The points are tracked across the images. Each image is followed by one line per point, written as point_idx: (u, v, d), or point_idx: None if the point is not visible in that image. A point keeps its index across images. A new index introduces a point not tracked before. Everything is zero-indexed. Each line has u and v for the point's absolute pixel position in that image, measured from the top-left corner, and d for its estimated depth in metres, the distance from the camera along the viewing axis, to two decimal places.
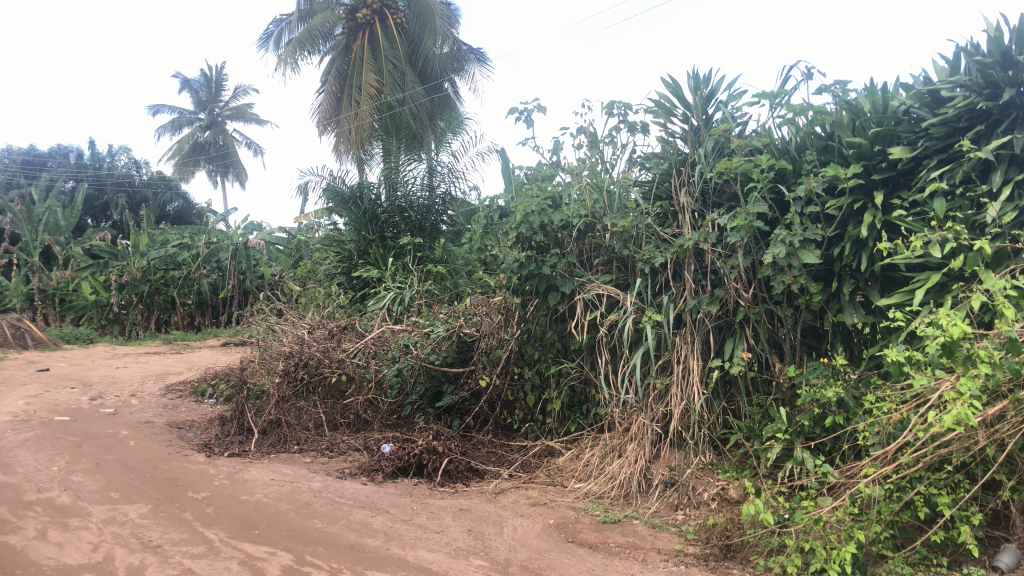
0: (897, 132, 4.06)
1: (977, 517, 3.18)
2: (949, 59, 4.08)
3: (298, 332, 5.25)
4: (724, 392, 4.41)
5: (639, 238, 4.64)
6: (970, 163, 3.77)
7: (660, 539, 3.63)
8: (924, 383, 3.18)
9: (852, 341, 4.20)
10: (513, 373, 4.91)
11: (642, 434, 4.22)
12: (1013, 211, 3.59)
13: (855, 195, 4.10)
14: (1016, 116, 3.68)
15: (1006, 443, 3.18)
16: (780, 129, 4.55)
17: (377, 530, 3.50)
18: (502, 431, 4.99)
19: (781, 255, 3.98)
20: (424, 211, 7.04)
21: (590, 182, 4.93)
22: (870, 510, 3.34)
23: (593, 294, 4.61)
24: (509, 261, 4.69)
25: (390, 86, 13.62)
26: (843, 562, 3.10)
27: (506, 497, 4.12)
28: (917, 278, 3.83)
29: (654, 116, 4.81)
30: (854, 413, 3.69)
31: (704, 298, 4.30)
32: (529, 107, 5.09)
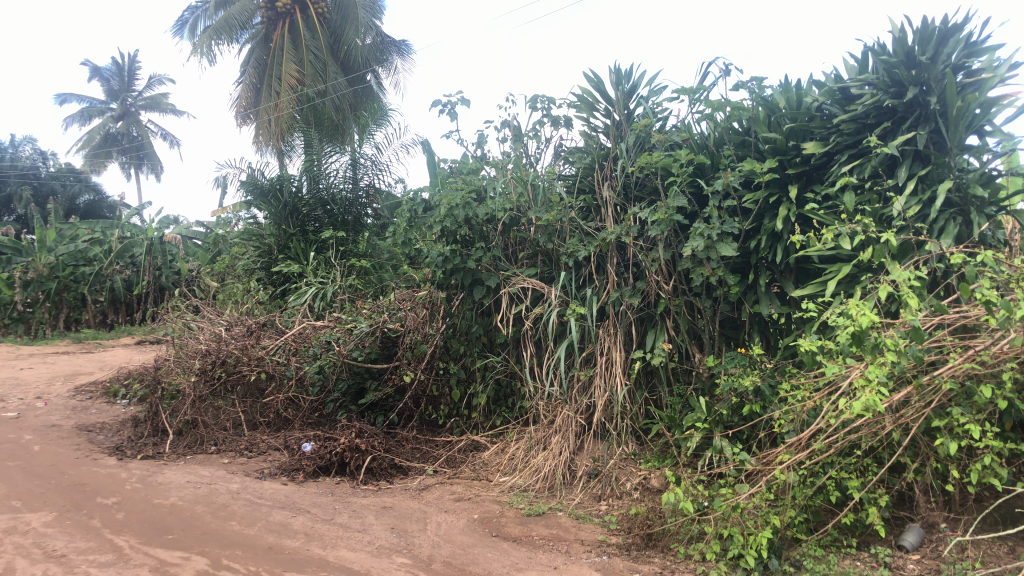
0: (810, 128, 4.16)
1: (884, 499, 3.31)
2: (859, 58, 4.22)
3: (216, 329, 5.09)
4: (646, 383, 4.49)
5: (563, 232, 4.69)
6: (877, 159, 3.91)
7: (583, 530, 3.67)
8: (836, 371, 3.31)
9: (768, 331, 4.31)
10: (438, 368, 4.90)
11: (566, 426, 4.25)
12: (917, 205, 3.74)
13: (770, 189, 4.22)
14: (919, 113, 3.84)
15: (911, 428, 3.33)
16: (699, 125, 4.63)
17: (297, 531, 3.44)
18: (427, 427, 4.96)
19: (699, 248, 4.07)
20: (348, 205, 6.96)
21: (514, 176, 4.85)
22: (786, 495, 3.43)
23: (518, 287, 4.61)
24: (433, 255, 4.54)
25: (312, 77, 13.39)
26: (759, 547, 3.19)
27: (431, 494, 4.10)
28: (829, 270, 3.95)
29: (576, 110, 4.84)
30: (771, 402, 3.78)
31: (626, 290, 4.37)
32: (452, 100, 5.04)
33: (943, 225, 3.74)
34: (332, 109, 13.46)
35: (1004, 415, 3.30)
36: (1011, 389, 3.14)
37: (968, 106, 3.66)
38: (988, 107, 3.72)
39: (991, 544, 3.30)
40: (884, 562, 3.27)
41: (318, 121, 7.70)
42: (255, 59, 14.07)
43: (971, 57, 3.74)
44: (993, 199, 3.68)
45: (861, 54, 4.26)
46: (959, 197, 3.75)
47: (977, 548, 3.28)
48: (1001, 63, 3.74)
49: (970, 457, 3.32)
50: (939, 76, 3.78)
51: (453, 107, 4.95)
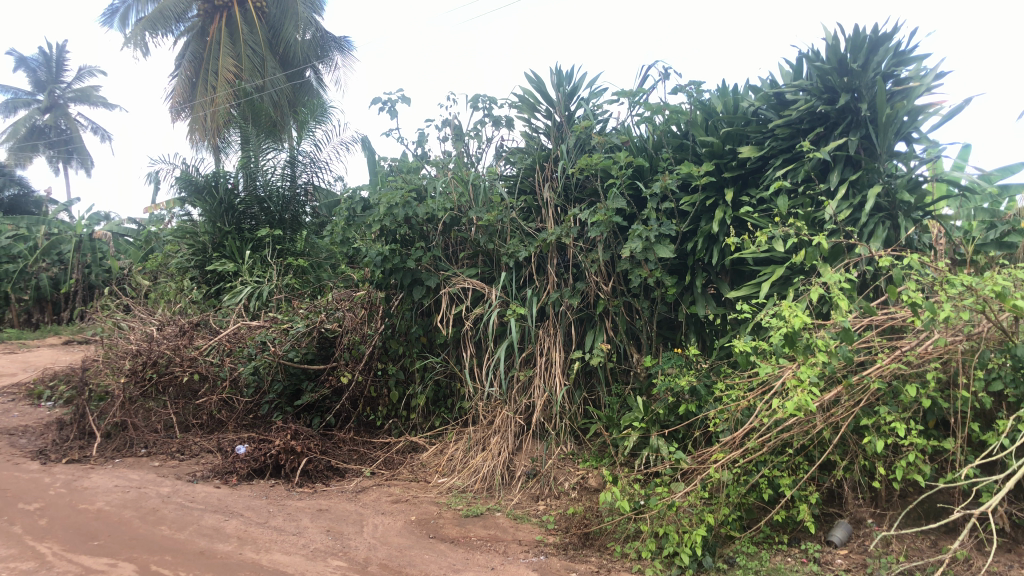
0: (746, 133, 4.27)
1: (814, 497, 3.39)
2: (793, 64, 4.31)
3: (147, 329, 4.93)
4: (585, 383, 4.51)
5: (503, 232, 4.67)
6: (810, 163, 4.00)
7: (521, 530, 3.67)
8: (769, 371, 3.38)
9: (704, 331, 4.37)
10: (377, 369, 4.84)
11: (505, 427, 4.25)
12: (848, 209, 3.85)
13: (707, 192, 4.29)
14: (850, 119, 3.95)
15: (840, 426, 3.41)
16: (638, 127, 4.69)
17: (230, 535, 3.36)
18: (364, 429, 4.90)
19: (637, 250, 4.12)
20: (284, 202, 6.85)
21: (456, 175, 4.81)
22: (720, 493, 3.48)
23: (458, 288, 4.60)
24: (372, 254, 4.48)
25: (249, 72, 13.10)
26: (694, 545, 3.23)
27: (367, 496, 4.05)
28: (764, 272, 4.03)
29: (518, 110, 4.84)
30: (706, 401, 3.84)
31: (566, 291, 4.40)
32: (392, 98, 4.99)
33: (872, 229, 3.84)
34: (271, 105, 13.24)
35: (928, 413, 3.40)
36: (934, 388, 3.25)
37: (897, 114, 3.78)
38: (915, 115, 3.86)
39: (914, 538, 3.41)
40: (813, 557, 3.35)
41: (256, 117, 7.56)
42: (191, 52, 13.70)
43: (899, 66, 3.87)
44: (919, 205, 3.81)
45: (795, 60, 4.35)
46: (887, 202, 3.87)
47: (901, 543, 3.39)
48: (927, 72, 3.87)
49: (896, 454, 3.42)
50: (869, 83, 3.88)
51: (393, 105, 4.90)
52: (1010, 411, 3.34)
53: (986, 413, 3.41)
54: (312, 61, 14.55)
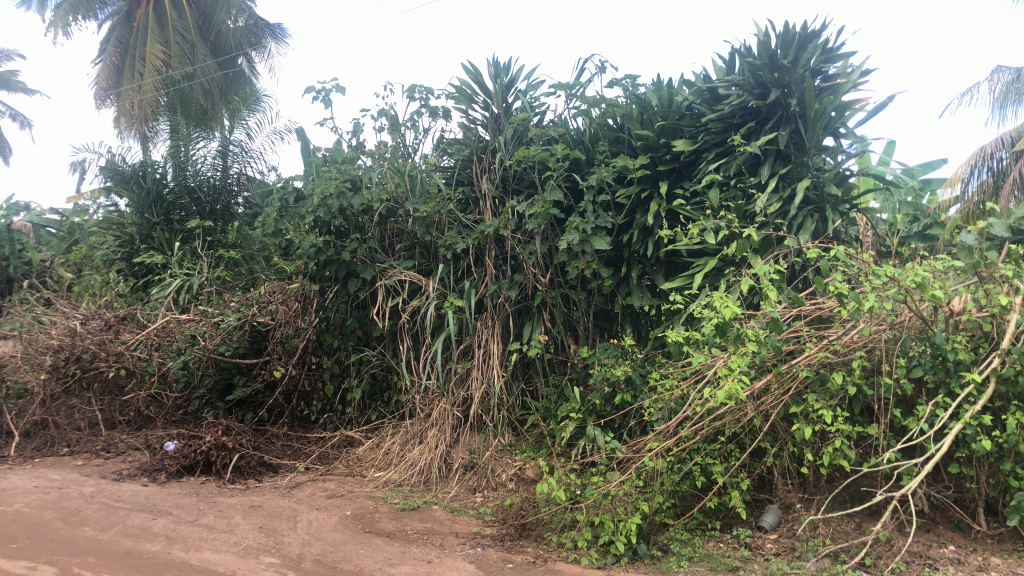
0: (680, 127, 4.32)
1: (745, 483, 3.47)
2: (726, 59, 4.39)
3: (70, 324, 4.76)
4: (523, 374, 4.53)
5: (441, 224, 4.63)
6: (742, 157, 4.08)
7: (458, 522, 3.66)
8: (701, 361, 3.44)
9: (640, 322, 4.42)
10: (310, 363, 4.73)
11: (443, 419, 4.22)
12: (778, 202, 3.93)
13: (642, 185, 4.35)
14: (781, 115, 4.04)
15: (770, 414, 3.49)
16: (575, 120, 4.71)
17: (158, 534, 3.27)
18: (299, 424, 4.81)
19: (574, 242, 4.15)
20: (215, 193, 6.66)
21: (392, 166, 4.77)
22: (655, 482, 3.52)
23: (394, 280, 4.55)
24: (305, 246, 4.38)
25: (178, 59, 12.72)
26: (628, 533, 3.26)
27: (301, 491, 3.99)
28: (697, 263, 4.10)
29: (455, 101, 4.81)
30: (641, 391, 3.88)
31: (504, 283, 4.40)
32: (326, 87, 4.91)
33: (801, 221, 3.94)
34: (202, 93, 12.91)
35: (853, 400, 3.50)
36: (859, 375, 3.35)
37: (825, 109, 3.89)
38: (842, 111, 3.99)
39: (840, 521, 3.54)
40: (745, 543, 3.43)
41: (185, 105, 7.38)
42: (116, 37, 13.20)
43: (827, 63, 3.99)
44: (846, 198, 3.97)
45: (727, 56, 4.43)
46: (816, 195, 3.98)
47: (827, 526, 3.50)
48: (854, 69, 3.99)
49: (823, 440, 3.51)
50: (799, 79, 3.97)
51: (327, 94, 4.82)
52: (929, 397, 3.44)
53: (908, 399, 3.51)
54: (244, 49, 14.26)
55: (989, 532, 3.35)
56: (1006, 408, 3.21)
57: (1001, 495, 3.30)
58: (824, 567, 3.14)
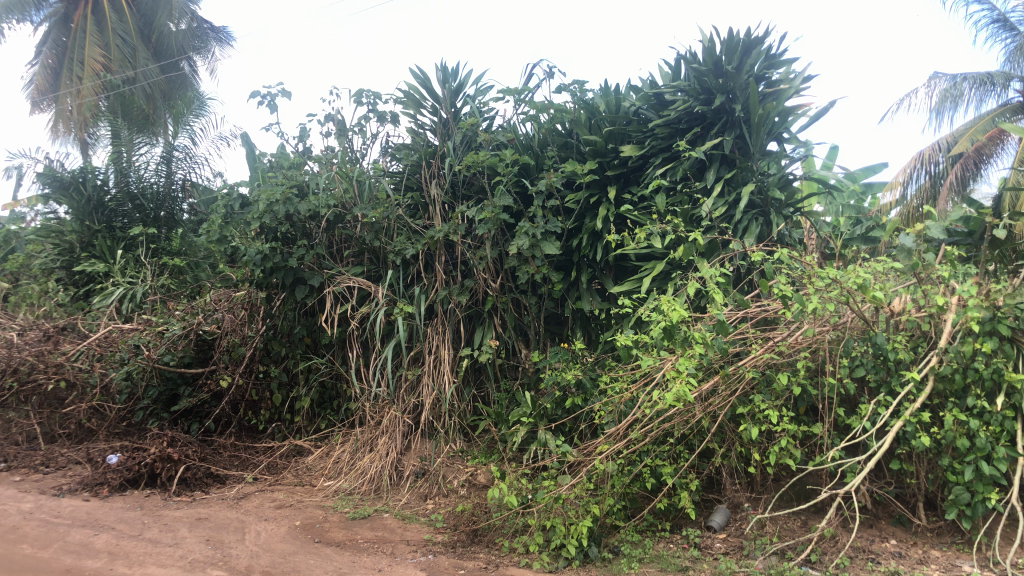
0: (628, 132, 4.37)
1: (694, 484, 3.51)
2: (672, 65, 4.44)
3: (6, 336, 4.63)
4: (474, 380, 4.54)
5: (389, 230, 4.60)
6: (687, 162, 4.14)
7: (410, 530, 3.64)
8: (650, 364, 3.47)
9: (590, 325, 4.45)
10: (258, 372, 4.67)
11: (393, 426, 4.19)
12: (724, 206, 4.00)
13: (591, 190, 4.39)
14: (726, 120, 4.11)
15: (718, 415, 3.53)
16: (524, 125, 4.72)
17: (99, 550, 3.18)
18: (246, 433, 4.72)
19: (524, 246, 4.17)
20: (159, 200, 6.55)
21: (339, 171, 4.72)
22: (605, 484, 3.54)
23: (343, 286, 4.51)
24: (251, 253, 4.31)
25: (119, 62, 12.45)
26: (579, 536, 3.28)
27: (250, 502, 3.92)
28: (645, 267, 4.15)
29: (403, 106, 4.78)
30: (591, 394, 3.91)
31: (454, 288, 4.39)
32: (272, 92, 4.85)
33: (746, 225, 4.01)
34: (144, 97, 12.66)
35: (799, 400, 3.56)
36: (803, 376, 3.41)
37: (768, 115, 3.97)
38: (785, 116, 4.08)
39: (786, 519, 3.61)
40: (694, 543, 3.47)
41: (125, 110, 7.24)
42: (53, 40, 12.85)
43: (770, 68, 4.07)
44: (789, 201, 4.06)
45: (673, 61, 4.49)
46: (760, 199, 4.06)
47: (774, 524, 3.56)
48: (796, 75, 4.08)
49: (769, 440, 3.57)
50: (743, 85, 4.04)
51: (272, 99, 4.76)
52: (871, 396, 3.52)
53: (851, 399, 3.58)
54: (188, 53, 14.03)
55: (929, 526, 3.44)
56: (943, 405, 3.31)
57: (939, 490, 3.40)
58: (771, 564, 3.20)
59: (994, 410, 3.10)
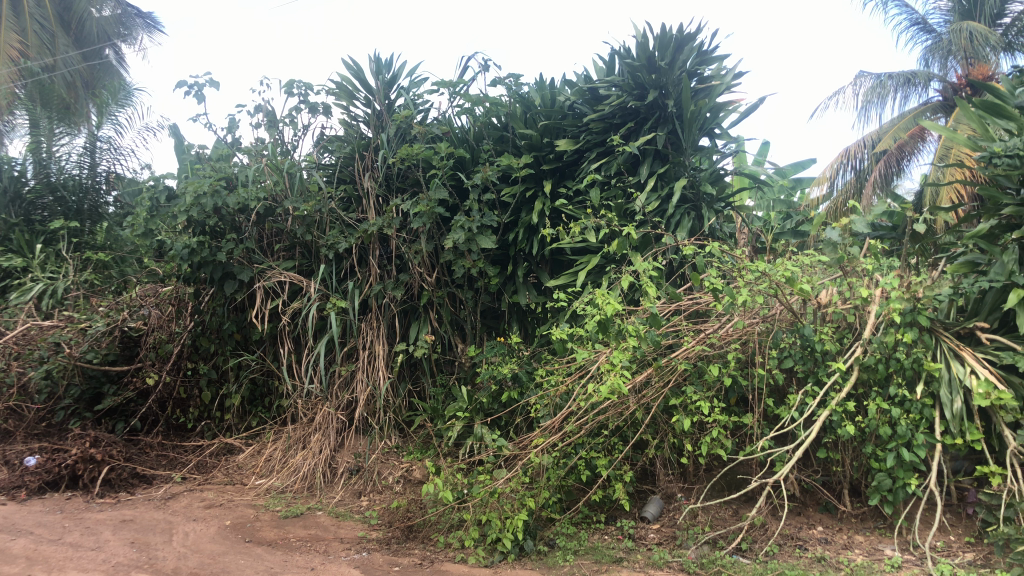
0: (563, 126, 4.38)
1: (628, 476, 3.54)
2: (606, 60, 4.47)
3: None
4: (410, 375, 4.50)
5: (322, 223, 4.52)
6: (621, 157, 4.18)
7: (343, 528, 3.59)
8: (585, 357, 3.49)
9: (527, 320, 4.46)
10: (186, 369, 4.56)
11: (326, 423, 4.13)
12: (656, 201, 4.04)
13: (527, 184, 4.38)
14: (659, 116, 4.16)
15: (651, 406, 3.58)
16: (459, 118, 4.69)
17: (16, 556, 3.06)
18: (174, 432, 4.60)
19: (460, 240, 4.15)
20: (83, 192, 6.32)
21: (270, 163, 4.62)
22: (541, 478, 3.53)
23: (273, 282, 4.41)
24: (178, 247, 4.17)
25: (36, 49, 11.62)
26: (515, 530, 3.27)
27: (178, 502, 3.82)
28: (580, 261, 4.17)
29: (335, 97, 4.71)
30: (527, 387, 3.92)
31: (388, 283, 4.34)
32: (199, 81, 4.72)
33: (679, 219, 4.07)
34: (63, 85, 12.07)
35: (730, 391, 3.62)
36: (734, 367, 3.48)
37: (700, 111, 4.03)
38: (716, 112, 4.15)
39: (718, 509, 3.69)
40: (628, 534, 3.51)
41: (46, 98, 7.02)
42: None
43: (702, 65, 4.14)
44: (720, 196, 4.14)
45: (608, 56, 4.52)
46: (692, 194, 4.11)
47: (706, 514, 3.63)
48: (727, 72, 4.15)
49: (701, 431, 3.63)
50: (675, 81, 4.09)
51: (200, 88, 4.63)
52: (799, 386, 3.60)
53: (780, 389, 3.66)
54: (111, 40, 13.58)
55: (854, 512, 3.55)
56: (867, 394, 3.40)
57: (864, 476, 3.50)
58: (702, 553, 3.25)
59: (914, 398, 3.19)
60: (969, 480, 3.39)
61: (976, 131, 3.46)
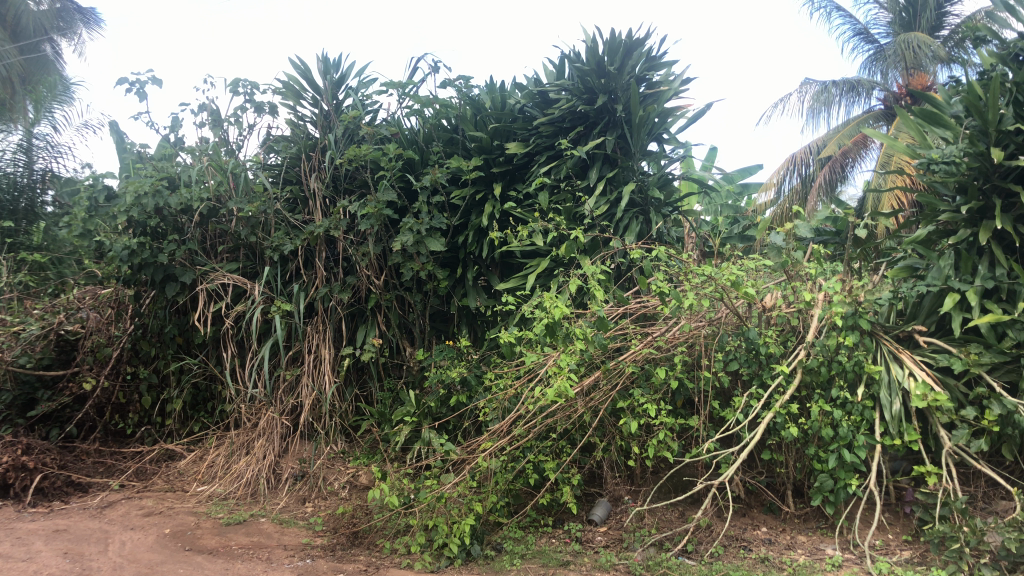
0: (513, 129, 4.38)
1: (575, 478, 3.55)
2: (556, 63, 4.48)
3: None
4: (357, 379, 4.45)
5: (267, 225, 4.45)
6: (571, 161, 4.19)
7: (287, 534, 3.52)
8: (534, 360, 3.48)
9: (476, 323, 4.45)
10: (125, 374, 4.45)
11: (270, 428, 4.05)
12: (605, 204, 4.05)
13: (477, 187, 4.37)
14: (608, 120, 4.18)
15: (599, 409, 3.58)
16: (408, 119, 4.66)
17: None
18: (112, 438, 4.48)
19: (409, 242, 4.12)
20: (17, 190, 6.07)
21: (213, 163, 4.53)
22: (488, 482, 3.51)
23: (216, 284, 4.32)
24: (117, 248, 4.06)
25: None
26: (462, 534, 3.24)
27: (115, 511, 3.71)
28: (530, 264, 4.17)
29: (282, 97, 4.63)
30: (475, 391, 3.91)
31: (335, 286, 4.28)
32: (141, 78, 4.60)
33: (627, 223, 4.10)
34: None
35: (676, 394, 3.65)
36: (680, 370, 3.50)
37: (648, 116, 4.07)
38: (665, 117, 4.20)
39: (664, 511, 3.72)
40: (576, 537, 3.51)
41: None
42: None
43: (650, 70, 4.18)
44: (668, 201, 4.18)
45: (558, 60, 4.53)
46: (641, 198, 4.15)
47: (653, 516, 3.66)
48: (675, 77, 4.20)
49: (648, 434, 3.66)
50: (624, 86, 4.13)
51: (141, 85, 4.52)
52: (743, 389, 3.64)
53: (725, 391, 3.70)
54: (50, 35, 13.20)
55: (797, 512, 3.61)
56: (810, 396, 3.45)
57: (806, 477, 3.56)
58: (649, 555, 3.26)
59: (855, 400, 3.25)
60: (906, 479, 3.47)
61: (914, 138, 3.55)
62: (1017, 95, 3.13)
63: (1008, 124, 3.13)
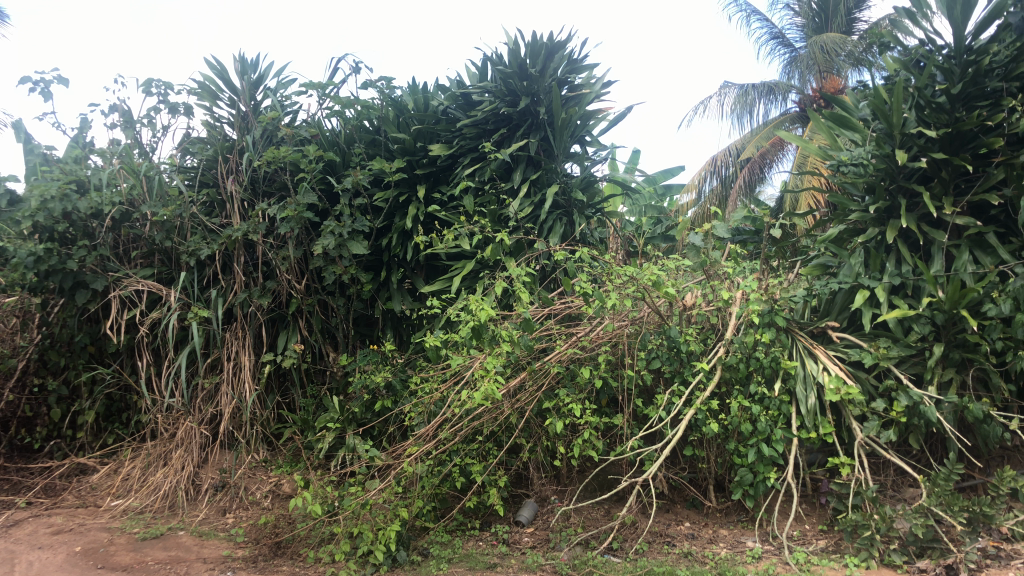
0: (436, 131, 4.37)
1: (501, 480, 3.56)
2: (478, 65, 4.48)
3: None
4: (278, 386, 4.37)
5: (183, 229, 4.32)
6: (494, 163, 4.18)
7: (207, 547, 3.42)
8: (459, 363, 3.46)
9: (401, 326, 4.41)
10: (32, 386, 4.26)
11: (188, 438, 3.93)
12: (529, 206, 4.07)
13: (400, 189, 4.33)
14: (531, 122, 4.20)
15: (525, 410, 3.60)
16: (328, 120, 4.58)
17: None
18: (18, 454, 4.29)
19: (331, 246, 4.06)
20: None
21: (125, 165, 4.37)
22: (414, 486, 3.48)
23: (130, 291, 4.19)
24: (22, 255, 3.87)
25: None
26: (387, 541, 3.20)
27: (21, 530, 3.55)
28: (455, 267, 4.17)
29: (197, 97, 4.51)
30: (401, 395, 3.88)
31: (255, 291, 4.18)
32: (46, 77, 4.41)
33: (551, 224, 4.12)
34: None
35: (600, 393, 3.69)
36: (604, 369, 3.55)
37: (571, 118, 4.13)
38: (586, 120, 4.24)
39: (590, 509, 3.77)
40: (503, 539, 3.52)
41: None
42: None
43: (572, 73, 4.23)
44: (591, 202, 4.23)
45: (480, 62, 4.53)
46: (564, 200, 4.18)
47: (579, 515, 3.70)
48: (596, 80, 4.25)
49: (573, 434, 3.69)
50: (546, 88, 4.17)
51: (47, 85, 4.33)
52: (665, 386, 3.71)
53: (649, 390, 3.75)
54: None
55: (718, 507, 3.70)
56: (729, 393, 3.52)
57: (727, 472, 3.65)
58: (575, 554, 3.29)
59: (772, 395, 3.33)
60: (822, 471, 3.58)
61: (824, 141, 3.68)
62: (919, 99, 3.21)
63: (911, 128, 3.25)
